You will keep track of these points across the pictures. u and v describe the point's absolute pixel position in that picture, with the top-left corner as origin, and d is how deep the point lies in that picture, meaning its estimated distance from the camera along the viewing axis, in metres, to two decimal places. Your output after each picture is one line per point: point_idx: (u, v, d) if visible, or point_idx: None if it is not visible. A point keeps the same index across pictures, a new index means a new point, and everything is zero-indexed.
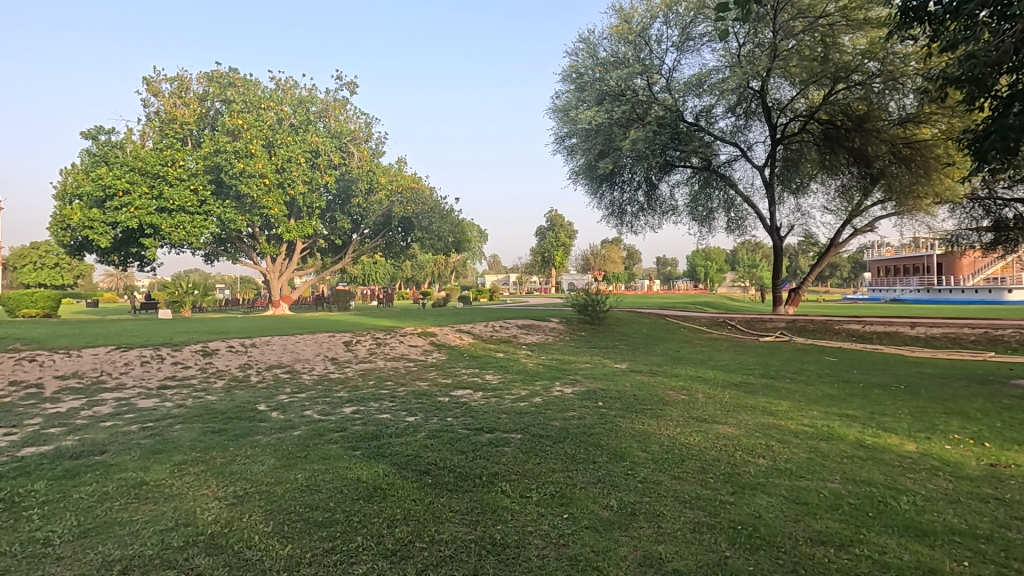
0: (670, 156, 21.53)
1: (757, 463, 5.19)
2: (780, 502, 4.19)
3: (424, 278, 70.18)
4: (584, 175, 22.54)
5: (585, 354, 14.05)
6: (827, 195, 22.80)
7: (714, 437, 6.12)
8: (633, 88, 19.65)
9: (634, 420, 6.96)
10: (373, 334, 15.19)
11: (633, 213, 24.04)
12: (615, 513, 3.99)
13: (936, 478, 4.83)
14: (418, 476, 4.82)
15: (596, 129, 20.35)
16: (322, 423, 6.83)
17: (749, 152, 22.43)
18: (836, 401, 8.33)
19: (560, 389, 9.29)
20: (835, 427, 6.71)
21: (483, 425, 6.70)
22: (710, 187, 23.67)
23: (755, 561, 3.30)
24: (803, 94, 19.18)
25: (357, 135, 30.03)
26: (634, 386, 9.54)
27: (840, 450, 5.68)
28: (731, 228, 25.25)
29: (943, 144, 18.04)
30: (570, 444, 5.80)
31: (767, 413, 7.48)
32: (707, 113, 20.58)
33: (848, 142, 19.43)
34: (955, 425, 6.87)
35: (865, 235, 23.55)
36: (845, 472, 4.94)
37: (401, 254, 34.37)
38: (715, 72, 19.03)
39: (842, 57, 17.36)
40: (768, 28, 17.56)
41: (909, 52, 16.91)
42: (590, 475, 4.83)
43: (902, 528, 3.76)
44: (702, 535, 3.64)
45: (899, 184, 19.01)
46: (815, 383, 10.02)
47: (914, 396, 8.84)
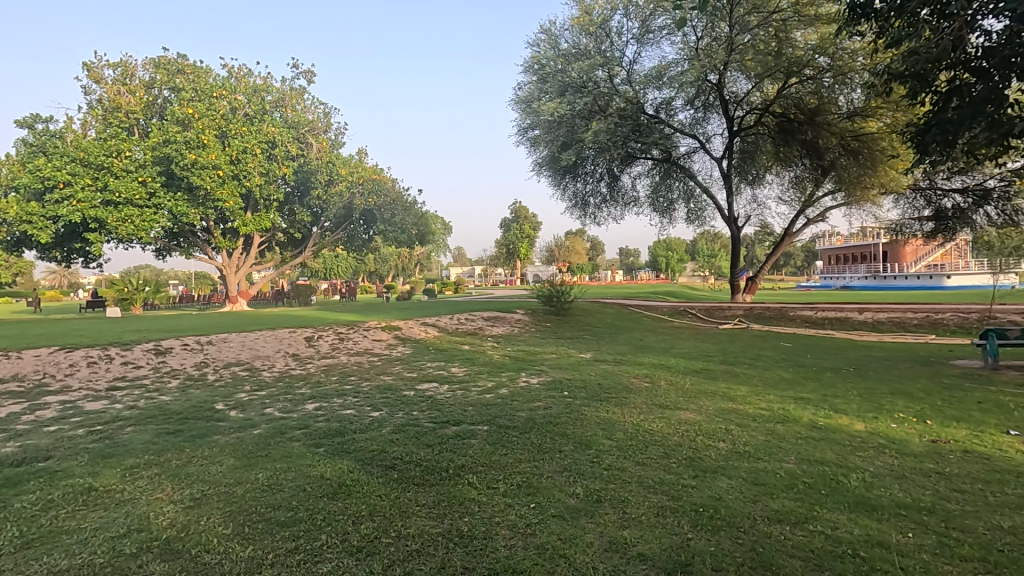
0: (631, 148, 21.74)
1: (717, 447, 5.35)
2: (739, 484, 4.33)
3: (388, 271, 69.54)
4: (547, 166, 22.75)
5: (551, 345, 14.15)
6: (782, 186, 23.51)
7: (676, 424, 6.25)
8: (594, 80, 19.73)
9: (599, 408, 7.07)
10: (336, 329, 14.92)
11: (597, 205, 24.26)
12: (582, 501, 4.04)
13: (883, 456, 5.08)
14: (384, 471, 4.77)
15: (558, 120, 20.43)
16: (284, 420, 6.67)
17: (707, 145, 22.89)
18: (792, 385, 8.66)
19: (527, 379, 9.38)
20: (790, 409, 6.97)
21: (449, 418, 6.68)
22: (670, 178, 24.06)
23: (716, 542, 3.39)
24: (758, 87, 19.81)
25: (315, 125, 29.05)
26: (599, 374, 9.73)
27: (796, 432, 5.90)
28: (691, 219, 25.82)
29: (888, 137, 18.79)
30: (536, 434, 5.85)
31: (726, 398, 7.72)
32: (667, 105, 20.84)
33: (801, 135, 20.21)
34: (901, 405, 7.23)
35: (817, 224, 24.45)
36: (800, 453, 5.13)
37: (364, 248, 33.71)
38: (674, 65, 19.28)
39: (795, 52, 17.86)
40: (724, 22, 17.93)
41: (856, 48, 17.50)
42: (556, 464, 4.88)
43: (853, 504, 3.94)
44: (665, 518, 3.73)
45: (848, 176, 19.72)
46: (772, 369, 10.38)
47: (863, 378, 9.29)
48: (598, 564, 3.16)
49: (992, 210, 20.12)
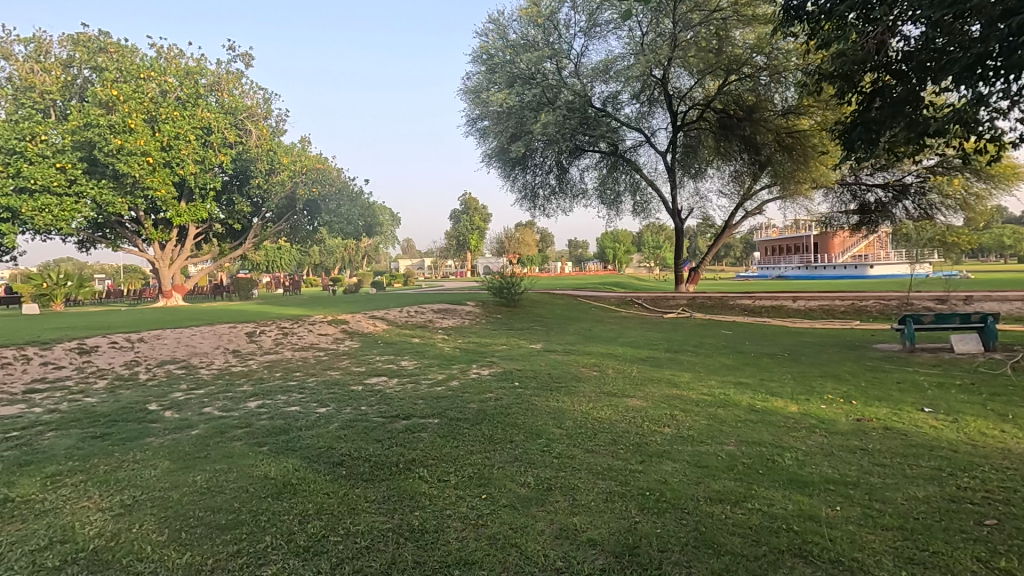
0: (579, 141, 21.99)
1: (662, 432, 5.52)
2: (683, 467, 4.49)
3: (334, 263, 67.72)
4: (497, 158, 22.71)
5: (502, 337, 14.19)
6: (722, 180, 24.29)
7: (623, 411, 6.41)
8: (542, 71, 19.80)
9: (549, 398, 7.15)
10: (279, 323, 14.40)
11: (546, 196, 24.40)
12: (533, 490, 4.07)
13: (814, 435, 5.39)
14: (331, 468, 4.65)
15: (507, 111, 20.39)
16: (224, 420, 6.39)
17: (652, 138, 23.43)
18: (731, 371, 9.05)
19: (477, 371, 9.38)
20: (730, 394, 7.29)
21: (399, 412, 6.58)
22: (617, 171, 24.49)
23: (662, 524, 3.50)
24: (700, 83, 20.26)
25: (254, 112, 27.73)
26: (549, 364, 9.83)
27: (735, 415, 6.17)
28: (637, 211, 26.41)
29: (818, 134, 20.14)
30: (487, 425, 5.85)
31: (671, 384, 7.99)
32: (614, 99, 21.10)
33: (740, 131, 21.00)
34: (830, 386, 7.70)
35: (755, 217, 25.55)
36: (740, 435, 5.37)
37: (308, 239, 32.62)
38: (620, 59, 19.55)
39: (734, 50, 18.53)
40: (668, 18, 18.30)
41: (790, 48, 18.25)
42: (507, 454, 4.91)
43: (787, 482, 4.17)
44: (614, 503, 3.82)
45: (783, 171, 21.07)
46: (713, 355, 10.80)
47: (796, 362, 9.83)
48: (550, 551, 3.20)
49: (910, 204, 21.70)
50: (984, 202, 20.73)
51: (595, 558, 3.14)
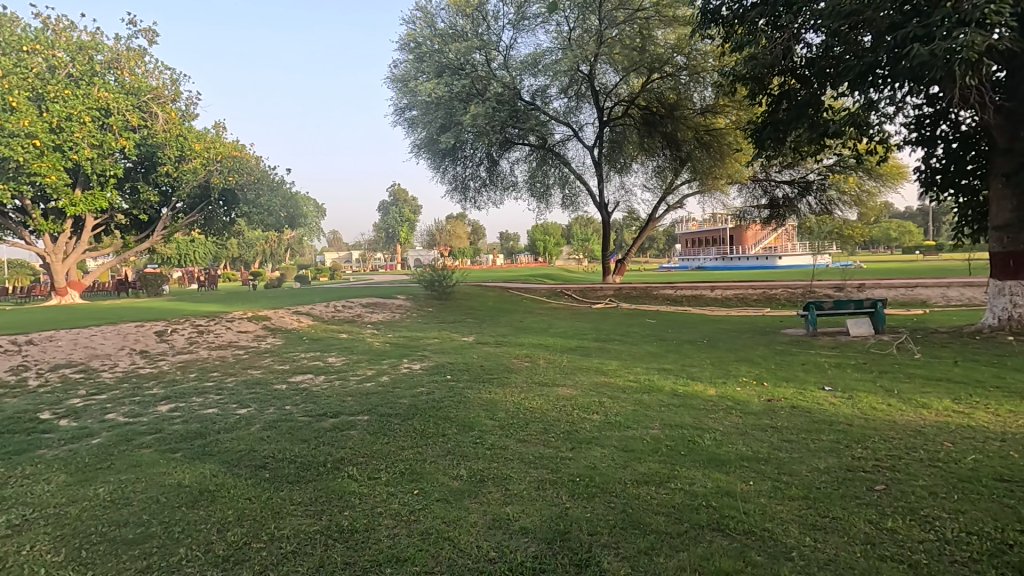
0: (509, 134, 22.05)
1: (592, 419, 5.69)
2: (611, 452, 4.65)
3: (254, 256, 64.18)
4: (426, 148, 22.39)
5: (433, 330, 14.04)
6: (645, 174, 25.15)
7: (554, 400, 6.54)
8: (471, 62, 19.70)
9: (481, 390, 7.17)
10: (193, 321, 13.50)
11: (476, 188, 24.29)
12: (466, 482, 4.08)
13: (730, 416, 5.75)
14: (253, 472, 4.42)
15: (436, 101, 20.08)
16: (131, 426, 5.91)
17: (580, 133, 23.90)
18: (655, 358, 9.47)
19: (408, 365, 9.24)
20: (655, 379, 7.63)
21: (326, 410, 6.36)
22: (546, 165, 24.82)
23: (591, 508, 3.61)
24: (625, 80, 20.87)
25: (161, 93, 24.95)
26: (481, 356, 9.85)
27: (659, 400, 6.45)
28: (566, 204, 26.90)
29: (733, 133, 21.36)
30: (419, 420, 5.78)
31: (599, 372, 8.24)
32: (542, 93, 21.30)
33: (663, 128, 21.92)
34: (744, 370, 8.24)
35: (676, 210, 26.72)
36: (663, 419, 5.62)
37: (224, 232, 30.64)
38: (549, 53, 19.74)
39: (656, 50, 19.20)
40: (595, 14, 18.70)
41: (707, 50, 19.21)
42: (440, 448, 4.87)
43: (707, 461, 4.42)
44: (546, 491, 3.89)
45: (701, 167, 22.22)
46: (639, 344, 11.25)
47: (714, 348, 10.43)
48: (483, 542, 3.21)
49: (813, 200, 23.39)
50: (873, 198, 23.06)
51: (528, 545, 3.18)
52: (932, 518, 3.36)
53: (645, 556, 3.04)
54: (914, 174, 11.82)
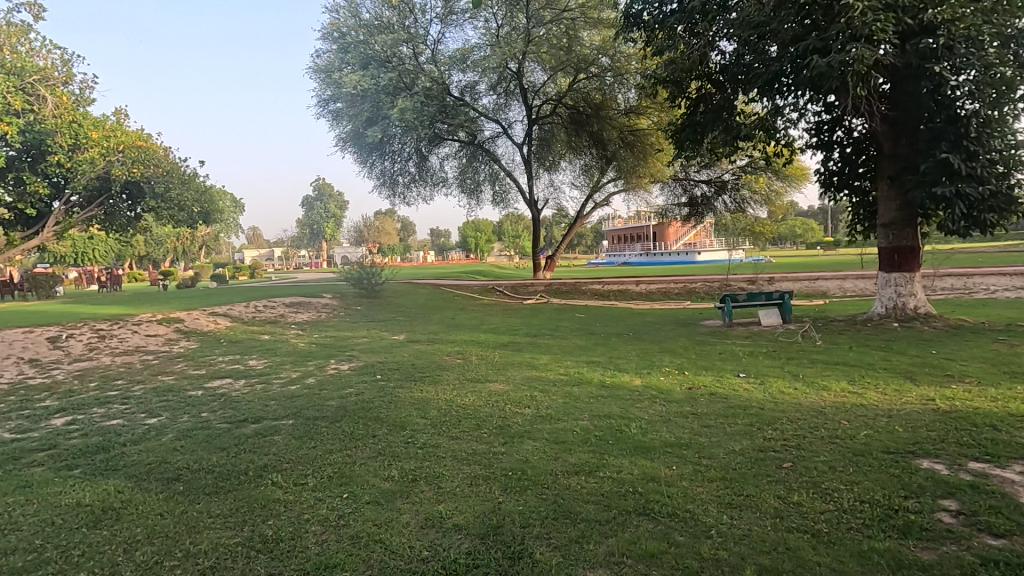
0: (439, 129, 21.80)
1: (523, 413, 5.76)
2: (543, 445, 4.73)
3: (163, 255, 59.69)
4: (352, 142, 21.72)
5: (362, 329, 13.69)
6: (573, 173, 25.54)
7: (487, 395, 6.58)
8: (399, 55, 19.35)
9: (413, 388, 7.07)
10: (93, 325, 12.37)
11: (406, 184, 23.84)
12: (397, 483, 4.01)
13: (654, 404, 6.01)
14: (166, 485, 4.13)
15: (362, 93, 19.49)
16: (19, 443, 5.32)
17: (509, 130, 24.01)
18: (584, 351, 9.74)
19: (336, 366, 8.94)
20: (584, 372, 7.84)
21: (248, 415, 6.04)
22: (476, 161, 24.77)
23: (524, 501, 3.66)
24: (552, 79, 21.25)
25: (50, 74, 22.66)
26: (412, 355, 9.71)
27: (589, 392, 6.64)
28: (497, 201, 26.97)
29: (654, 133, 22.22)
30: (347, 422, 5.62)
31: (531, 367, 8.36)
32: (471, 89, 21.22)
33: (589, 127, 22.49)
34: (667, 360, 8.63)
35: (603, 207, 27.47)
36: (593, 410, 5.79)
37: (128, 228, 28.25)
38: (477, 49, 19.75)
39: (582, 50, 19.68)
40: (522, 13, 18.95)
41: (630, 53, 19.80)
42: (370, 449, 4.76)
43: (633, 448, 4.60)
44: (479, 486, 3.91)
45: (626, 165, 23.03)
46: (569, 337, 11.52)
47: (639, 340, 10.87)
48: (415, 542, 3.18)
49: (728, 199, 24.77)
50: (781, 197, 24.83)
51: (461, 542, 3.18)
52: (832, 490, 3.67)
53: (576, 544, 3.12)
54: (814, 176, 12.83)
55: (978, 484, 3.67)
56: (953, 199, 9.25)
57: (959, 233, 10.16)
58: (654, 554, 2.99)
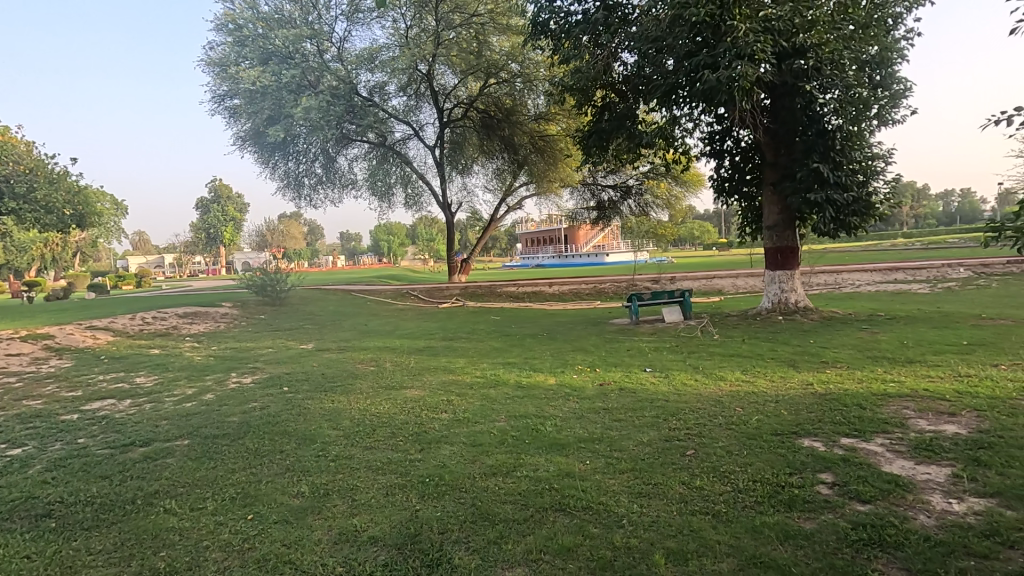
0: (346, 129, 21.00)
1: (440, 418, 5.71)
2: (460, 448, 4.72)
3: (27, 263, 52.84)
4: (252, 141, 20.46)
5: (267, 339, 12.94)
6: (486, 176, 25.44)
7: (402, 402, 6.45)
8: (302, 51, 18.53)
9: (323, 399, 6.77)
10: None
11: (312, 185, 22.79)
12: (307, 499, 3.83)
13: (568, 402, 6.19)
14: (34, 524, 3.66)
15: (262, 91, 18.40)
16: None
17: (420, 133, 23.71)
18: (500, 352, 9.84)
19: (238, 379, 8.36)
20: (500, 374, 7.92)
21: (134, 438, 5.48)
22: (387, 163, 24.21)
23: (441, 507, 3.63)
24: (463, 83, 21.31)
25: None
26: (322, 364, 9.32)
27: (505, 393, 6.71)
28: (409, 204, 26.47)
29: (563, 139, 22.81)
30: (251, 438, 5.28)
31: (447, 371, 8.31)
32: (380, 89, 20.77)
33: (501, 131, 22.76)
34: (579, 358, 8.94)
35: (516, 211, 27.80)
36: (509, 411, 5.85)
37: None
38: (385, 49, 19.38)
39: (492, 55, 19.84)
40: (431, 15, 18.97)
41: (539, 60, 20.18)
42: (278, 466, 4.50)
43: (548, 446, 4.70)
44: (395, 496, 3.82)
45: (537, 170, 23.52)
46: (485, 340, 11.57)
47: (552, 340, 11.15)
48: (329, 559, 3.05)
49: (633, 204, 26.00)
50: (679, 202, 26.50)
51: (377, 554, 3.10)
52: (728, 473, 3.97)
53: (494, 545, 3.15)
54: (709, 182, 13.84)
55: (849, 457, 4.13)
56: (823, 205, 10.41)
57: (829, 234, 11.42)
58: (570, 548, 3.08)
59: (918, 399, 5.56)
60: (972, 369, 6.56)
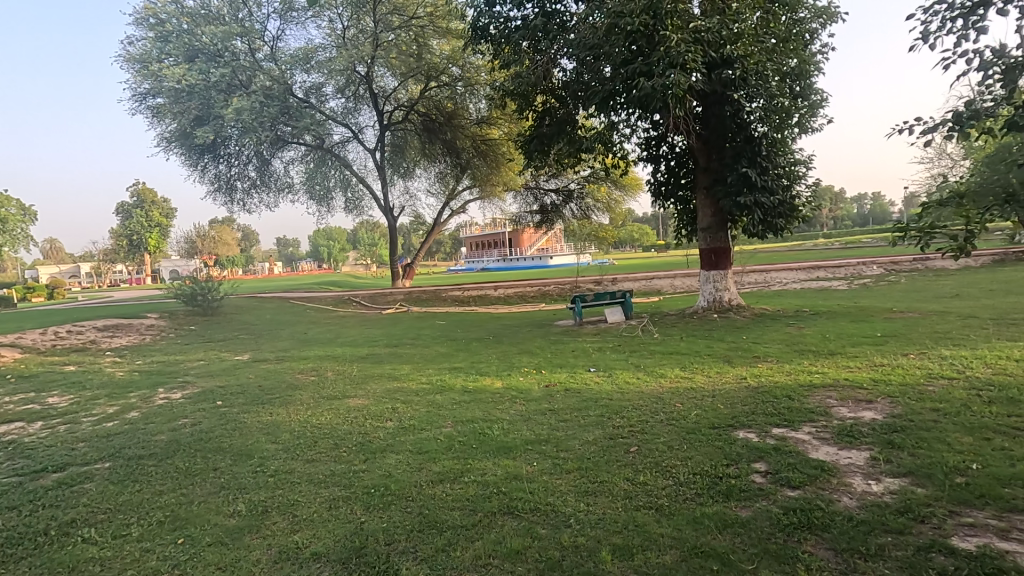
0: (281, 132, 20.21)
1: (385, 427, 5.58)
2: (406, 457, 4.63)
3: None
4: (178, 143, 19.37)
5: (198, 351, 12.25)
6: (429, 180, 25.19)
7: (345, 412, 6.27)
8: (232, 49, 17.79)
9: (260, 413, 6.47)
10: None
11: (245, 189, 21.83)
12: (244, 518, 3.64)
13: (516, 404, 6.21)
14: None
15: (188, 90, 17.48)
16: None
17: (360, 135, 23.22)
18: (446, 357, 9.76)
19: (166, 395, 7.86)
20: (446, 379, 7.85)
21: (45, 464, 5.03)
22: (325, 166, 23.57)
23: (387, 517, 3.55)
24: (403, 86, 21.08)
25: None
26: (259, 375, 8.92)
27: (451, 398, 6.66)
28: (349, 208, 25.82)
29: (506, 144, 22.79)
30: (181, 457, 4.97)
31: (392, 378, 8.15)
32: (317, 90, 20.22)
33: (443, 135, 22.56)
34: (526, 361, 9.01)
35: (460, 215, 27.69)
36: (456, 417, 5.80)
37: None
38: (321, 50, 18.80)
39: (432, 59, 19.69)
40: (369, 16, 18.77)
41: (479, 64, 20.21)
42: (211, 484, 4.27)
43: (496, 450, 4.70)
44: (338, 509, 3.70)
45: (480, 174, 23.48)
46: (430, 345, 11.44)
47: (499, 343, 11.18)
48: None
49: (575, 207, 26.48)
50: (619, 205, 27.24)
51: (320, 571, 2.98)
52: (670, 467, 4.11)
53: (443, 553, 3.10)
54: (647, 186, 14.30)
55: (779, 446, 4.37)
56: (752, 207, 10.99)
57: (758, 235, 12.05)
58: (518, 550, 3.09)
59: (839, 388, 5.96)
60: (885, 359, 7.10)
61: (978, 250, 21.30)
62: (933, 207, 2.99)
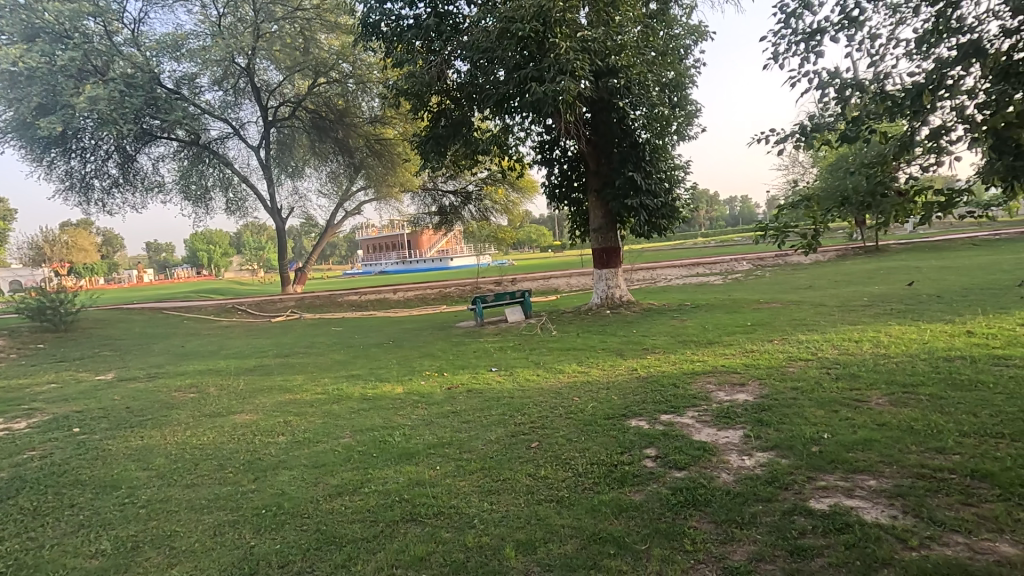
0: (147, 125, 18.30)
1: (277, 442, 5.25)
2: (300, 472, 4.39)
3: None
4: (16, 134, 16.79)
5: (48, 372, 10.70)
6: (320, 180, 24.04)
7: (231, 429, 5.80)
8: (84, 31, 15.89)
9: (128, 437, 5.80)
10: None
11: (105, 188, 19.44)
12: (109, 557, 3.24)
13: (418, 409, 6.11)
14: None
15: (28, 74, 15.22)
16: None
17: (241, 131, 21.62)
18: (343, 365, 9.38)
19: (6, 426, 6.77)
20: (343, 387, 7.53)
21: None
22: (202, 164, 21.68)
23: (280, 538, 3.33)
24: (289, 80, 20.00)
25: None
26: (126, 396, 7.97)
27: (350, 407, 6.40)
28: (231, 210, 23.94)
29: (401, 144, 22.28)
30: (28, 496, 4.31)
31: (284, 390, 7.67)
32: (189, 81, 18.53)
33: (334, 133, 21.62)
34: (427, 364, 8.89)
35: (354, 216, 26.71)
36: (354, 426, 5.59)
37: None
38: (193, 38, 17.38)
39: (320, 53, 19.01)
40: (248, 4, 17.61)
41: (371, 62, 19.63)
42: (68, 523, 3.75)
43: (398, 457, 4.59)
44: (224, 535, 3.42)
45: (375, 174, 22.79)
46: (325, 353, 10.93)
47: (399, 347, 10.94)
48: None
49: (474, 208, 26.55)
50: (517, 206, 27.76)
51: None
52: (569, 459, 4.26)
53: (343, 569, 2.98)
54: (542, 188, 14.70)
55: (667, 432, 4.69)
56: (638, 209, 11.72)
57: (645, 235, 12.85)
58: (422, 557, 3.04)
59: (717, 373, 6.53)
60: (755, 345, 7.89)
61: (825, 246, 24.36)
62: (787, 210, 3.33)
